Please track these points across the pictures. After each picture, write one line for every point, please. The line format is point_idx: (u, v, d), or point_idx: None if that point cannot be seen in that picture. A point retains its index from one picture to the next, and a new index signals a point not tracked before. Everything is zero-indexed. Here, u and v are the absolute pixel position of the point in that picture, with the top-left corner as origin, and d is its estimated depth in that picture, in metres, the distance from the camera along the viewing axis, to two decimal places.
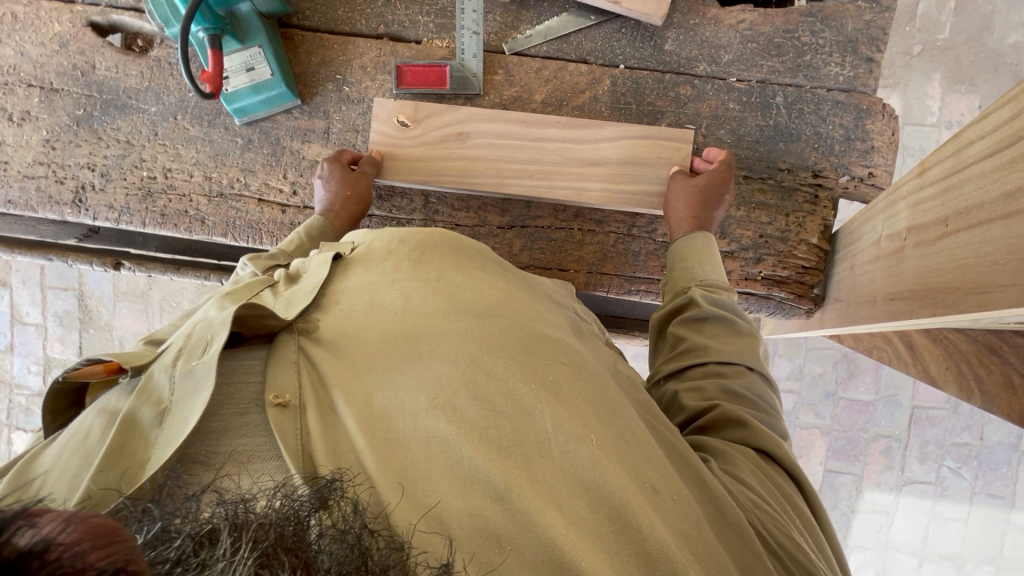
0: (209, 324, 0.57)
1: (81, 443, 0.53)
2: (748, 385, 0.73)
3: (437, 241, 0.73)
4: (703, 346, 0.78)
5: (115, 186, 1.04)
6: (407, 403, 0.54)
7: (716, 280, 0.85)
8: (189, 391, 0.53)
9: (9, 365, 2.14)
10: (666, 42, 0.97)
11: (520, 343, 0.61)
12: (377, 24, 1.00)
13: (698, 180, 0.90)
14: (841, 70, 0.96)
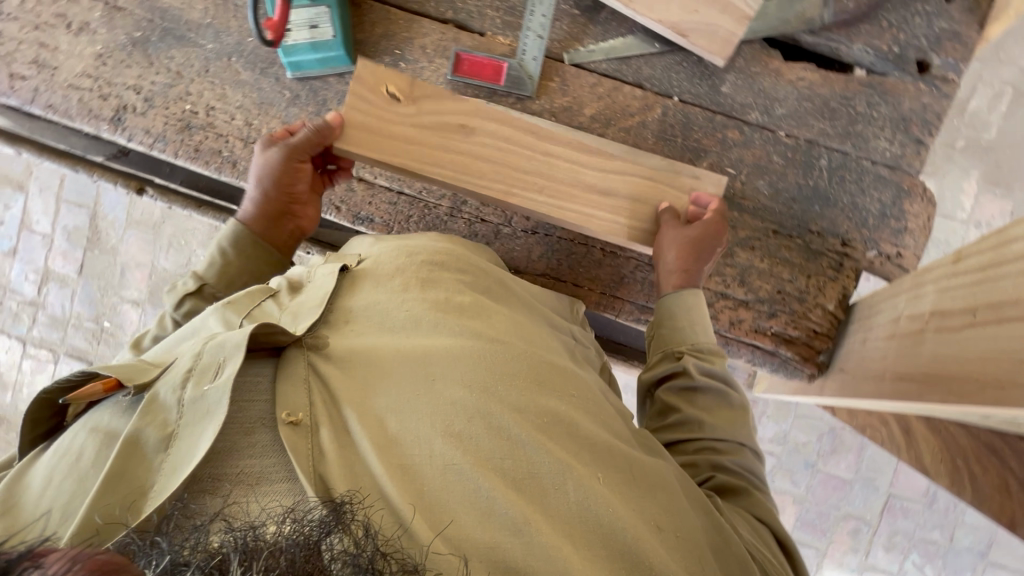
0: (218, 347, 0.63)
1: (79, 465, 0.59)
2: (741, 456, 0.80)
3: (447, 259, 0.84)
4: (697, 420, 0.81)
5: (155, 112, 1.04)
6: (419, 432, 0.63)
7: (707, 346, 0.87)
8: (198, 416, 0.59)
9: (8, 269, 2.14)
10: (723, 83, 0.97)
11: (522, 377, 0.70)
12: (445, 9, 1.00)
13: (691, 230, 0.87)
14: (889, 146, 0.96)
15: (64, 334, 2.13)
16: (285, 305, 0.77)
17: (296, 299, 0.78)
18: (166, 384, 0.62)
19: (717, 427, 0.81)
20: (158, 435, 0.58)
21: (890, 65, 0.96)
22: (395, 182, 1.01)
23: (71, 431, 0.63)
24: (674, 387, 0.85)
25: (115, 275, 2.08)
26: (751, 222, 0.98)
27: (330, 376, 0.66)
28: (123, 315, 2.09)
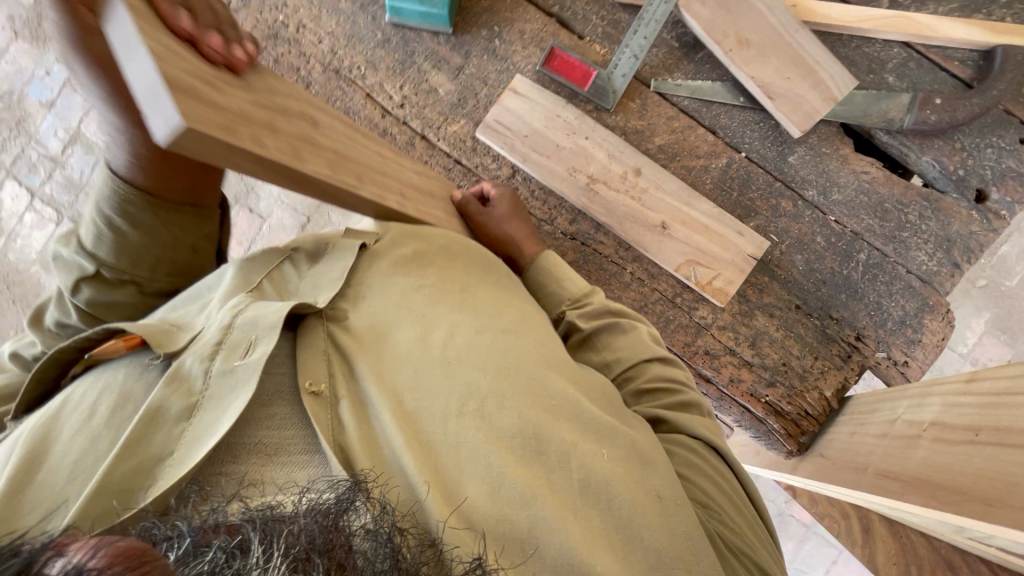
0: (250, 325, 0.68)
1: (90, 426, 0.63)
2: (659, 370, 0.82)
3: (458, 246, 0.88)
4: (605, 358, 0.85)
5: (247, 14, 1.03)
6: (437, 408, 0.67)
7: (574, 292, 0.90)
8: (224, 389, 0.63)
9: (39, 119, 2.13)
10: (792, 154, 0.99)
11: (536, 360, 0.73)
12: (553, 3, 1.02)
13: (499, 212, 0.95)
14: (927, 260, 0.98)
15: (73, 199, 2.12)
16: (306, 277, 0.82)
17: (316, 272, 0.82)
18: (192, 355, 0.66)
19: (625, 350, 0.84)
20: (179, 405, 0.62)
21: (949, 186, 0.98)
22: (455, 149, 1.01)
23: (87, 387, 0.67)
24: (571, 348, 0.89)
25: None
26: (777, 292, 0.99)
27: (350, 348, 0.72)
28: None
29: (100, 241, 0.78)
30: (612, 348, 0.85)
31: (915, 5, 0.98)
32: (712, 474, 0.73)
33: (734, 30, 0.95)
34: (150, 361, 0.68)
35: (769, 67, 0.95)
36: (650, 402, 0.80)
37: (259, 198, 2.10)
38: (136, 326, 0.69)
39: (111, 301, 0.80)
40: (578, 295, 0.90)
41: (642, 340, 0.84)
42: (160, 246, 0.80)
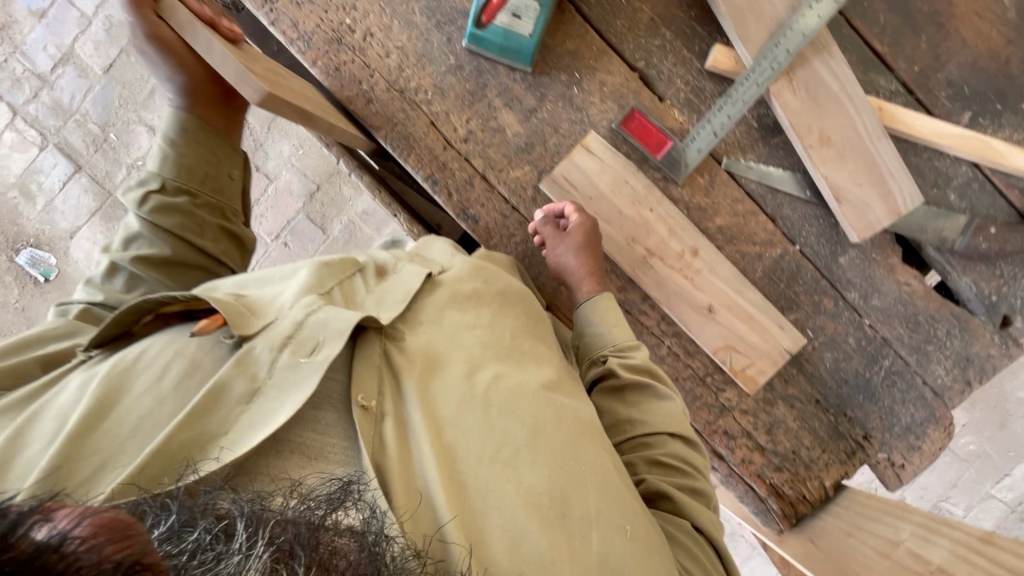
0: (319, 327, 0.73)
1: (159, 388, 0.68)
2: (680, 450, 0.84)
3: (509, 294, 0.91)
4: (630, 415, 0.87)
5: (311, 10, 0.93)
6: (473, 447, 0.72)
7: (618, 344, 0.91)
8: (286, 383, 0.68)
9: (26, 29, 1.93)
10: (844, 255, 1.00)
11: (572, 422, 0.78)
12: (640, 58, 0.96)
13: (568, 245, 0.91)
14: (943, 375, 1.03)
15: (61, 124, 1.96)
16: (373, 291, 0.85)
17: (383, 289, 0.86)
18: (263, 343, 0.71)
19: (650, 415, 0.86)
20: (243, 388, 0.67)
21: (978, 307, 1.02)
22: (514, 196, 0.97)
23: (157, 345, 0.73)
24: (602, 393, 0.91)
25: (142, 91, 1.95)
26: (801, 385, 1.03)
27: (402, 379, 0.75)
28: (133, 136, 1.97)
29: (165, 161, 0.90)
30: (640, 412, 0.87)
31: (994, 126, 0.97)
32: (700, 567, 0.75)
33: (817, 126, 0.93)
34: (228, 341, 0.73)
35: (843, 169, 0.94)
36: (658, 475, 0.83)
37: (268, 157, 1.98)
38: (215, 300, 0.74)
39: (170, 206, 0.89)
40: (624, 347, 0.90)
41: (669, 415, 0.86)
42: (211, 161, 0.93)
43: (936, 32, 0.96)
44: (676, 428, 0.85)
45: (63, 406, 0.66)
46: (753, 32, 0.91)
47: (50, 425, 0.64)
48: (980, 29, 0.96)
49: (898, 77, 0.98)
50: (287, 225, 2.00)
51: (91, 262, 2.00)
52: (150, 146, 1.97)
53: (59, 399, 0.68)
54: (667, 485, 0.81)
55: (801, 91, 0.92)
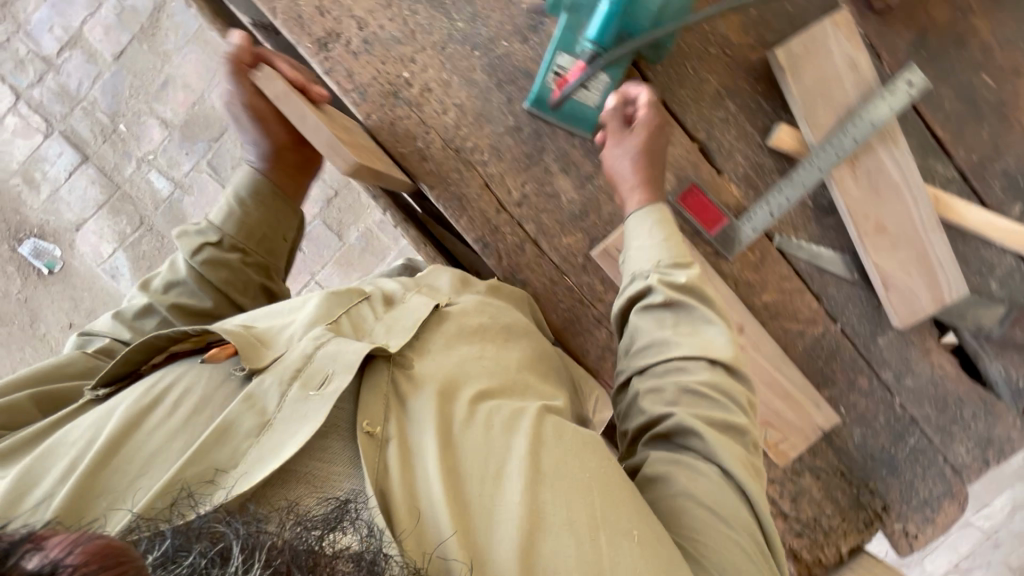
0: (329, 358, 0.69)
1: (169, 423, 0.64)
2: (714, 375, 0.73)
3: (516, 329, 0.87)
4: (670, 334, 0.77)
5: (368, 60, 0.89)
6: (478, 462, 0.66)
7: (668, 258, 0.80)
8: (294, 416, 0.64)
9: (34, 9, 1.85)
10: (883, 336, 1.01)
11: (590, 441, 0.72)
12: (701, 129, 0.95)
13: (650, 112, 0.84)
14: (965, 454, 1.05)
15: (68, 111, 1.88)
16: (382, 319, 0.81)
17: (393, 317, 0.82)
18: (273, 376, 0.68)
19: (696, 335, 0.76)
20: (250, 422, 0.63)
21: (1006, 392, 1.03)
22: (565, 263, 0.95)
23: (163, 376, 0.70)
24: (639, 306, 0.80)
25: (155, 81, 1.87)
26: (827, 457, 1.06)
27: (407, 401, 0.71)
28: (144, 128, 1.90)
29: (230, 218, 0.88)
30: (682, 331, 0.77)
31: None
32: (733, 530, 0.64)
33: (874, 214, 0.93)
34: (237, 374, 0.69)
35: (894, 258, 0.95)
36: (692, 405, 0.72)
37: None
38: (229, 333, 0.72)
39: (222, 263, 0.86)
40: (673, 263, 0.80)
41: (716, 340, 0.75)
42: (270, 221, 0.91)
43: (998, 122, 0.96)
44: (720, 354, 0.74)
45: (75, 442, 0.64)
46: (820, 117, 0.90)
47: (62, 463, 0.61)
48: None
49: (956, 164, 0.97)
50: None
51: (99, 257, 1.95)
52: (162, 140, 1.90)
53: (72, 434, 0.65)
54: (704, 416, 0.70)
55: (863, 178, 0.91)
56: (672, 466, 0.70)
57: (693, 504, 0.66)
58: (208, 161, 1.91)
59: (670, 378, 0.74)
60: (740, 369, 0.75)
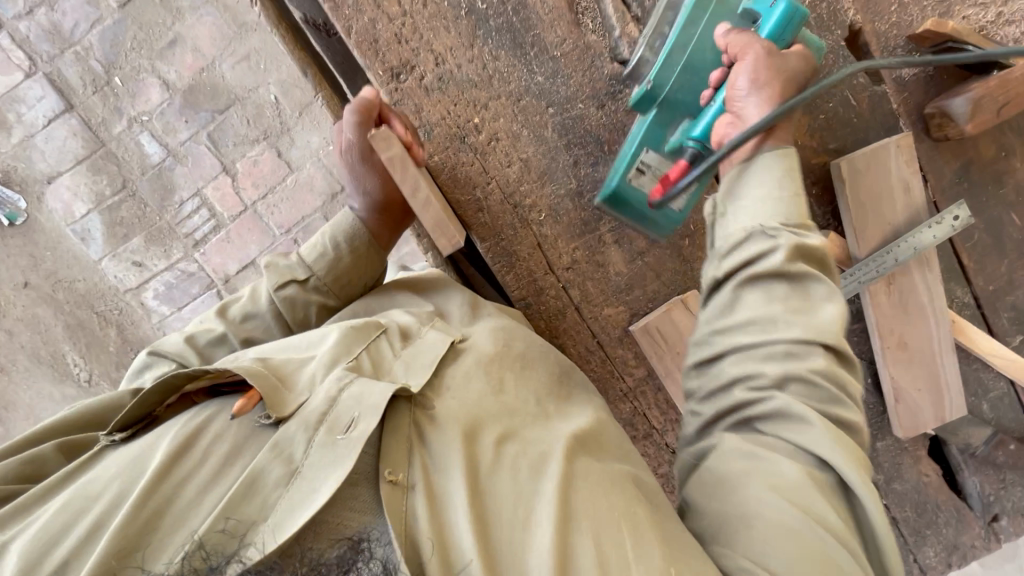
0: (355, 399, 0.58)
1: (200, 473, 0.54)
2: (831, 365, 0.56)
3: (530, 348, 0.74)
4: (766, 321, 0.58)
5: (440, 98, 0.85)
6: (505, 510, 0.54)
7: (785, 216, 0.62)
8: (328, 459, 0.53)
9: None
10: (881, 439, 1.07)
11: (622, 481, 0.60)
12: None
13: (799, 54, 0.69)
14: (932, 556, 1.13)
15: (56, 52, 1.71)
16: (404, 355, 0.68)
17: (413, 352, 0.68)
18: (297, 425, 0.56)
19: (802, 313, 0.58)
20: (279, 471, 0.52)
21: (977, 504, 1.11)
22: (602, 332, 0.96)
23: (190, 415, 0.59)
24: (733, 279, 0.62)
25: (162, 38, 1.73)
26: None
27: (432, 441, 0.58)
28: (141, 86, 1.75)
29: (323, 259, 0.77)
30: (794, 313, 0.58)
31: None
32: (839, 553, 0.49)
33: (899, 331, 0.97)
34: (262, 421, 0.57)
35: (909, 373, 0.99)
36: (802, 395, 0.55)
37: (292, 144, 1.81)
38: (251, 373, 0.59)
39: (303, 313, 0.77)
40: (790, 231, 0.60)
41: (823, 325, 0.57)
42: (362, 275, 0.81)
43: (1017, 258, 1.01)
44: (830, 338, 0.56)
45: (98, 498, 0.52)
46: (869, 233, 0.92)
47: (84, 520, 0.50)
48: None
49: (974, 290, 1.03)
50: (300, 221, 1.86)
51: (69, 216, 1.81)
52: (160, 102, 1.76)
53: (93, 484, 0.54)
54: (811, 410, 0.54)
55: (895, 296, 0.95)
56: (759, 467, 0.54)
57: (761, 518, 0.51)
58: (208, 133, 1.79)
59: (770, 365, 0.57)
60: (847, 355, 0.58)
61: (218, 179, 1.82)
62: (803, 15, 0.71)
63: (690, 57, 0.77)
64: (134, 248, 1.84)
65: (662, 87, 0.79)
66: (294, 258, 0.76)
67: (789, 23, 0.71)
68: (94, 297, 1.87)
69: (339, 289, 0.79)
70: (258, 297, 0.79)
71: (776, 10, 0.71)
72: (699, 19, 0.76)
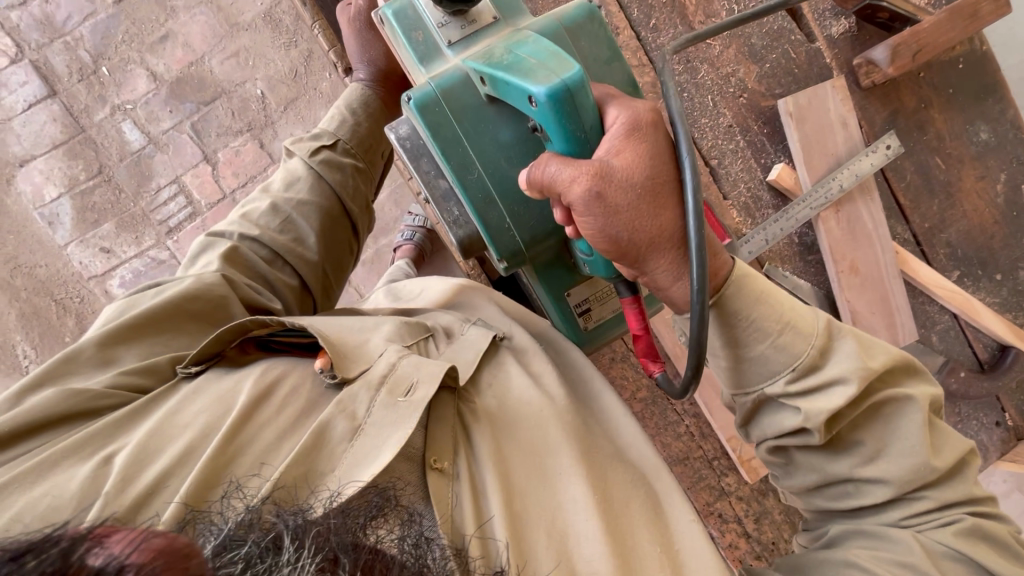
0: (413, 369, 0.68)
1: (278, 423, 0.64)
2: (934, 493, 0.61)
3: (569, 361, 0.86)
4: (850, 466, 0.62)
5: None
6: (546, 508, 0.65)
7: (796, 359, 0.62)
8: (387, 420, 0.63)
9: None
10: None
11: (637, 476, 0.72)
12: (714, 154, 1.06)
13: (619, 158, 0.59)
14: None
15: (47, 42, 1.79)
16: (444, 354, 0.79)
17: (455, 348, 0.80)
18: (362, 391, 0.66)
19: (886, 442, 0.62)
20: (343, 427, 0.63)
21: None
22: None
23: (261, 366, 0.70)
24: (772, 441, 0.65)
25: (154, 34, 1.81)
26: None
27: (475, 436, 0.68)
28: (128, 76, 1.80)
29: (344, 125, 1.03)
30: (879, 457, 0.61)
31: (974, 287, 1.15)
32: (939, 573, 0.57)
33: (850, 257, 1.06)
34: (330, 382, 0.68)
35: (863, 298, 1.07)
36: (909, 507, 0.61)
37: (275, 137, 1.83)
38: (325, 340, 0.71)
39: (340, 167, 1.01)
40: (812, 365, 0.61)
41: (909, 444, 0.61)
42: (376, 137, 1.07)
43: (946, 199, 1.13)
44: (941, 467, 0.60)
45: (186, 429, 0.63)
46: (816, 160, 1.04)
47: (177, 444, 0.61)
48: (978, 206, 1.13)
49: (912, 228, 1.13)
50: None
51: (38, 199, 1.80)
52: (145, 92, 1.81)
53: (179, 417, 0.65)
54: (942, 531, 0.59)
55: (844, 223, 1.05)
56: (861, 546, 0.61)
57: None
58: (192, 123, 1.82)
59: (867, 516, 0.63)
60: (937, 421, 0.64)
61: (198, 167, 1.83)
62: (569, 88, 0.59)
63: (502, 192, 0.72)
64: (103, 233, 1.80)
65: (519, 246, 0.74)
66: (317, 129, 1.01)
67: (570, 106, 0.60)
68: (54, 284, 1.80)
69: (362, 152, 1.05)
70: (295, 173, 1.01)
71: (546, 108, 0.60)
72: (473, 154, 0.70)
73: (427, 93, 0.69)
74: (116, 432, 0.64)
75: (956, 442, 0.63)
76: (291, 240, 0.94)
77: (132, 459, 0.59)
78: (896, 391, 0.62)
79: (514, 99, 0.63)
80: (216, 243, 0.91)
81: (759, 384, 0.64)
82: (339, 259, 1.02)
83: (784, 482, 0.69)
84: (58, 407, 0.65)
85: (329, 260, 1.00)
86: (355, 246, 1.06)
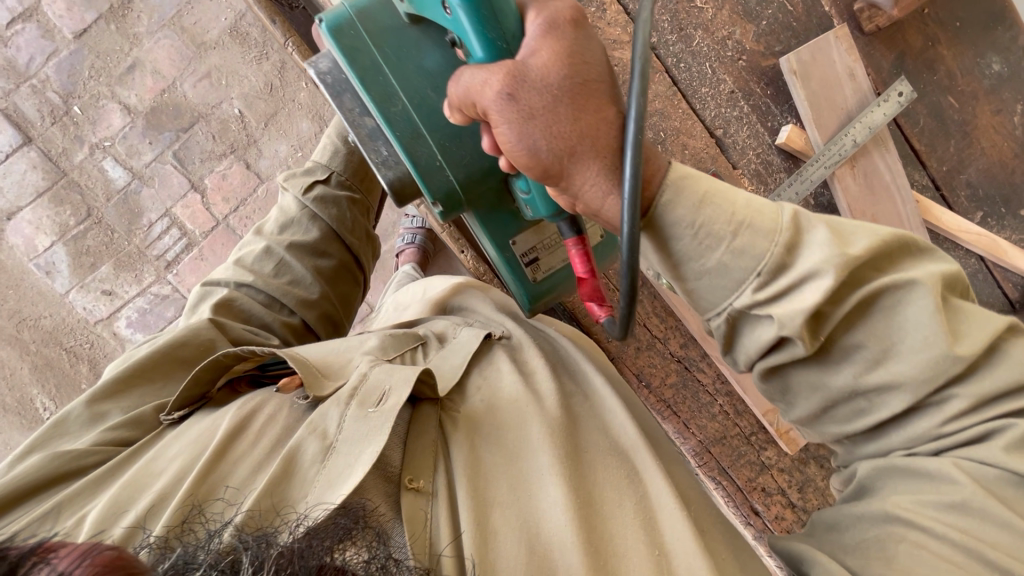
0: (385, 375, 0.65)
1: (252, 456, 0.60)
2: (970, 389, 0.49)
3: (557, 355, 0.82)
4: (855, 375, 0.51)
5: None
6: (522, 514, 0.59)
7: (763, 259, 0.51)
8: (359, 433, 0.59)
9: None
10: None
11: (623, 465, 0.66)
12: (718, 124, 1.02)
13: (536, 58, 0.52)
14: None
15: (13, 88, 1.74)
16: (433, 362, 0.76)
17: (444, 354, 0.78)
18: (332, 408, 0.63)
19: (894, 340, 0.50)
20: (314, 449, 0.59)
21: None
22: None
23: (244, 400, 0.67)
24: (761, 363, 0.55)
25: (120, 64, 1.75)
26: None
27: (453, 447, 0.63)
28: (101, 112, 1.75)
29: (337, 156, 1.00)
30: (887, 359, 0.50)
31: (998, 226, 1.11)
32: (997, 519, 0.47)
33: (871, 212, 1.02)
34: (303, 403, 0.67)
35: None
36: (939, 415, 0.50)
37: (260, 155, 1.78)
38: (294, 361, 0.68)
39: (334, 201, 0.98)
40: (780, 265, 0.50)
41: (920, 336, 0.48)
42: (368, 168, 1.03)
43: (963, 138, 1.08)
44: (967, 354, 0.48)
45: (160, 475, 0.60)
46: (825, 118, 1.00)
47: (146, 495, 0.57)
48: (997, 142, 1.08)
49: (930, 173, 1.09)
50: None
51: (32, 250, 1.77)
52: (122, 126, 1.76)
53: (155, 464, 0.62)
54: (986, 446, 0.49)
55: (860, 177, 1.02)
56: (901, 486, 0.53)
57: (916, 531, 0.49)
58: (174, 152, 1.77)
59: (893, 434, 0.53)
60: (954, 298, 0.51)
61: (187, 197, 1.79)
62: None
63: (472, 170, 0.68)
64: (102, 276, 1.77)
65: (453, 183, 0.69)
66: (308, 163, 0.98)
67: (487, 8, 0.55)
68: (62, 333, 1.78)
69: (357, 181, 1.02)
70: (288, 211, 0.99)
71: (460, 14, 0.56)
72: (394, 80, 0.65)
73: (341, 15, 0.65)
74: (92, 492, 0.60)
75: (986, 317, 0.50)
76: (287, 282, 0.92)
77: (103, 515, 0.56)
78: (894, 277, 0.49)
79: (431, 12, 0.60)
80: (211, 294, 0.88)
81: (724, 300, 0.53)
82: (345, 293, 1.01)
83: (788, 414, 0.59)
84: (37, 474, 0.61)
85: (331, 294, 0.97)
86: (361, 278, 1.05)
